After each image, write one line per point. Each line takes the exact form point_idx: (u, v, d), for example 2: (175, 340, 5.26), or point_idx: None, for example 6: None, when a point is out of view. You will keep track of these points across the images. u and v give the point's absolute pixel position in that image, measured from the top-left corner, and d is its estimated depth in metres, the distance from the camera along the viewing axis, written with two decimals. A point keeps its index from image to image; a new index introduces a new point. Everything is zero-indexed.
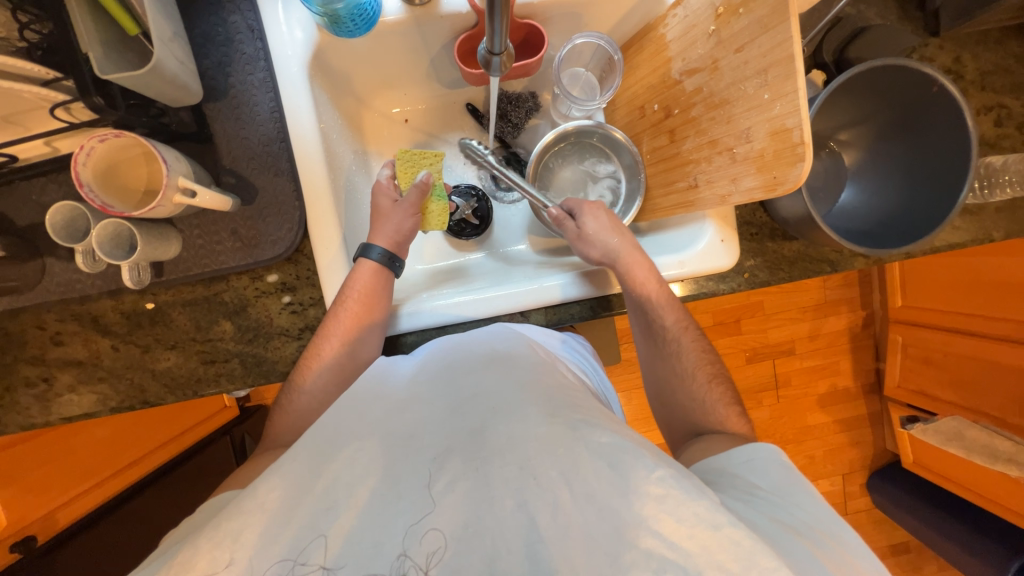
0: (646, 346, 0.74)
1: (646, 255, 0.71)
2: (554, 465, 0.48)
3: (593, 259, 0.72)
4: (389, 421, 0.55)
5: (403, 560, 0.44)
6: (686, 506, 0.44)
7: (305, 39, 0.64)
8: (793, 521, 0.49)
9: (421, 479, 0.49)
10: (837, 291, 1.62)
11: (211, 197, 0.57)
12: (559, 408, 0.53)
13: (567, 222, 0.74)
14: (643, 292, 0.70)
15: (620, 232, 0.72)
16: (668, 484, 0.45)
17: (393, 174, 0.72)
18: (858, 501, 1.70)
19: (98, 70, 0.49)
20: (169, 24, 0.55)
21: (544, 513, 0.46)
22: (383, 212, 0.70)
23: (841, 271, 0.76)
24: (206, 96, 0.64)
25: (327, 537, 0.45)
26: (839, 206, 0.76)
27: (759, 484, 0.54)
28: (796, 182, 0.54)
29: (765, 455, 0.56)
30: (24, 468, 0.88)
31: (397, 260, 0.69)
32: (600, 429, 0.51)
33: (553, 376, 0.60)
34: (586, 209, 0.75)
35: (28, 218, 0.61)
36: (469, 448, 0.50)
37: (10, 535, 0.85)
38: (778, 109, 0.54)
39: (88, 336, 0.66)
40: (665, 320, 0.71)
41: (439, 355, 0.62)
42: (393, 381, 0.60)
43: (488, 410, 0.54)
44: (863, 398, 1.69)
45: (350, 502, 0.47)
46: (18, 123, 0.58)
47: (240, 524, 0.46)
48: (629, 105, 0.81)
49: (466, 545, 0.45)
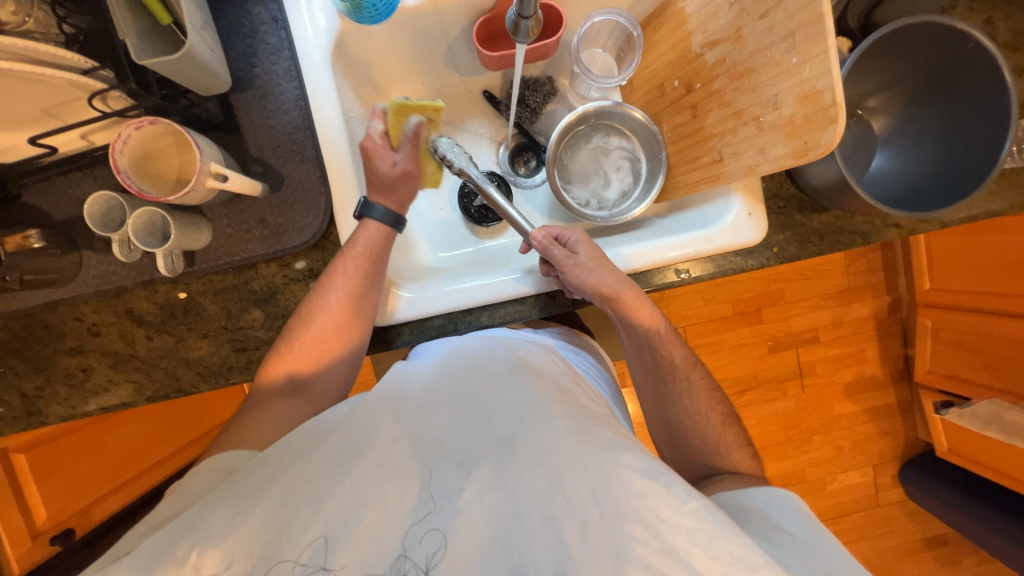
0: (649, 384, 0.74)
1: (639, 292, 0.70)
2: (584, 483, 0.48)
3: (590, 287, 0.66)
4: (420, 420, 0.55)
5: (403, 560, 0.45)
6: (721, 543, 0.45)
7: (328, 28, 0.65)
8: (823, 564, 0.50)
9: (449, 485, 0.49)
10: (861, 276, 1.58)
11: (242, 181, 0.58)
12: (589, 427, 0.53)
13: (555, 248, 0.67)
14: (643, 332, 0.72)
15: (608, 266, 0.68)
16: (701, 518, 0.46)
17: (385, 129, 0.67)
18: (890, 493, 1.65)
19: (134, 55, 0.50)
20: (199, 12, 0.56)
21: (573, 533, 0.46)
22: (391, 179, 0.66)
23: (874, 243, 0.74)
24: (232, 87, 0.65)
25: (345, 536, 0.46)
26: (871, 174, 0.74)
27: (791, 529, 0.54)
28: (829, 145, 0.54)
29: (792, 505, 0.58)
30: (59, 465, 0.89)
31: (403, 220, 0.67)
32: (630, 452, 0.50)
33: (578, 394, 0.61)
34: (578, 239, 0.70)
35: (65, 213, 0.63)
36: (497, 457, 0.50)
37: (50, 528, 0.89)
38: (807, 72, 0.54)
39: (124, 327, 0.67)
40: (672, 356, 0.73)
41: (458, 363, 0.61)
42: (427, 378, 0.60)
43: (516, 420, 0.53)
44: (892, 385, 1.64)
45: (377, 501, 0.48)
46: (56, 117, 0.60)
47: (290, 512, 0.48)
48: (648, 84, 0.80)
49: (491, 556, 0.45)
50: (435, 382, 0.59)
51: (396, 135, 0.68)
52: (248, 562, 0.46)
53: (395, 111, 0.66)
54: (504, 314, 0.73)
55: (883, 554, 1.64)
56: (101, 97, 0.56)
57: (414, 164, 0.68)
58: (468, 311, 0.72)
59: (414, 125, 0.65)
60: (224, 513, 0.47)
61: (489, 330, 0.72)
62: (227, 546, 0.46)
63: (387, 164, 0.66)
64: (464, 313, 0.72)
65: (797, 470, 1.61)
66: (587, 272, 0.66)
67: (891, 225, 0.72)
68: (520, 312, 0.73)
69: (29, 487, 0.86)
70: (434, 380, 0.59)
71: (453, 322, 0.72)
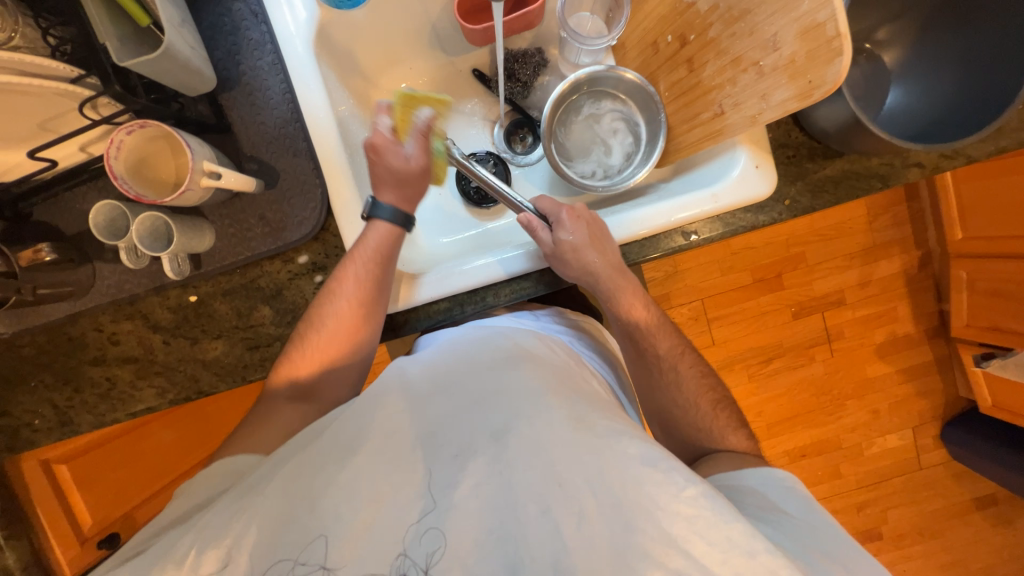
0: (635, 369, 0.73)
1: (626, 275, 0.71)
2: (580, 473, 0.48)
3: (570, 276, 0.68)
4: (421, 410, 0.56)
5: (403, 559, 0.46)
6: (719, 529, 0.44)
7: (308, 18, 0.64)
8: (821, 545, 0.50)
9: (446, 477, 0.50)
10: (887, 232, 1.51)
11: (236, 178, 0.58)
12: (586, 415, 0.53)
13: (540, 232, 0.69)
14: (628, 319, 0.72)
15: (596, 249, 0.68)
16: (701, 504, 0.45)
17: (393, 123, 0.66)
18: (932, 454, 1.59)
19: (115, 58, 0.50)
20: (177, 11, 0.56)
21: (569, 523, 0.46)
22: (403, 177, 0.66)
23: (895, 186, 0.70)
24: (220, 87, 0.65)
25: (344, 535, 0.47)
26: (886, 111, 0.69)
27: (786, 508, 0.54)
28: (836, 81, 0.51)
29: (786, 484, 0.57)
30: (100, 471, 0.95)
31: (412, 219, 0.67)
32: (629, 439, 0.50)
33: (576, 381, 0.61)
34: (564, 216, 0.68)
35: (75, 226, 0.64)
36: (493, 449, 0.51)
37: (96, 533, 0.92)
38: (807, 4, 0.51)
39: (142, 334, 0.69)
40: (658, 348, 0.71)
41: (451, 355, 0.61)
42: (426, 368, 0.61)
43: (509, 411, 0.53)
44: (928, 343, 1.57)
45: (373, 496, 0.49)
46: (54, 132, 0.61)
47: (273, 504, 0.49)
48: (641, 43, 0.77)
49: (489, 550, 0.46)
50: (433, 373, 0.60)
51: (403, 127, 0.66)
52: (247, 564, 0.47)
53: (402, 104, 0.67)
54: (511, 292, 0.72)
55: (929, 518, 1.59)
56: (91, 105, 0.57)
57: (426, 157, 0.67)
58: (473, 292, 0.71)
59: (424, 118, 0.66)
60: (234, 512, 0.49)
61: (492, 317, 0.71)
62: (223, 544, 0.47)
63: (398, 159, 0.65)
64: (469, 295, 0.71)
65: (832, 437, 1.57)
66: (570, 258, 0.66)
67: (912, 164, 0.68)
68: (525, 290, 0.72)
69: (74, 495, 0.89)
70: (428, 372, 0.60)
71: (458, 304, 0.71)
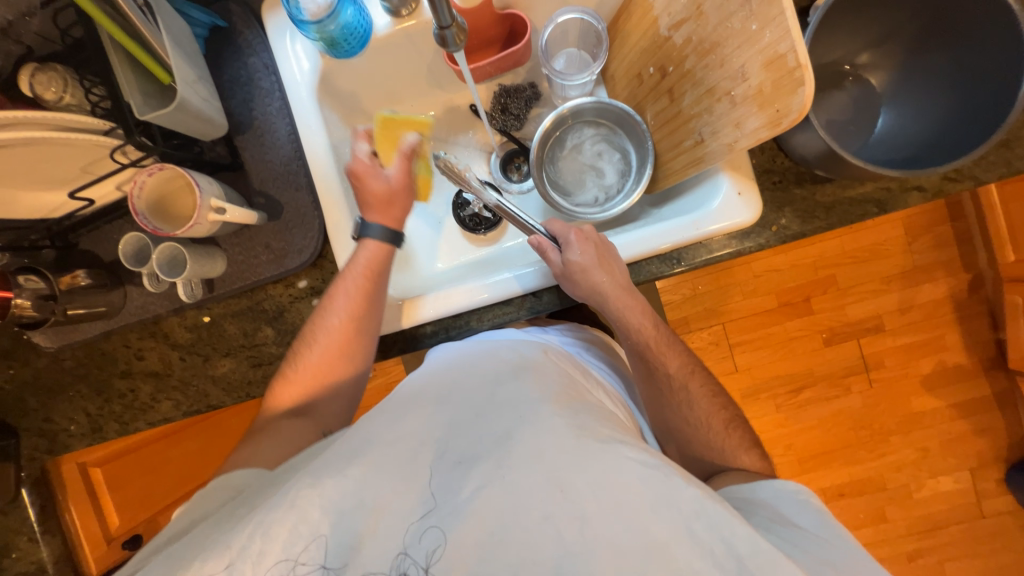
0: (646, 390, 0.71)
1: (636, 295, 0.69)
2: (581, 478, 0.48)
3: (580, 295, 0.68)
4: (425, 419, 0.57)
5: (403, 557, 0.49)
6: (717, 530, 0.45)
7: (311, 68, 0.72)
8: (832, 559, 0.48)
9: (450, 484, 0.52)
10: (928, 254, 1.41)
11: (239, 213, 0.65)
12: (587, 424, 0.54)
13: (550, 253, 0.69)
14: (639, 338, 0.70)
15: (605, 268, 0.68)
16: (703, 503, 0.47)
17: (370, 149, 0.71)
18: (996, 501, 1.42)
19: (137, 112, 0.59)
20: (193, 69, 0.64)
21: (569, 528, 0.47)
22: (382, 195, 0.71)
23: (894, 211, 0.67)
24: (235, 131, 0.73)
25: (347, 543, 0.49)
26: (875, 137, 0.68)
27: (799, 521, 0.52)
28: (801, 109, 0.50)
29: (800, 498, 0.55)
30: (130, 477, 1.06)
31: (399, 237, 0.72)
32: (630, 445, 0.51)
33: (582, 394, 0.61)
34: (573, 238, 0.69)
35: (112, 254, 0.73)
36: (494, 455, 0.51)
37: (122, 534, 1.00)
38: (768, 36, 0.51)
39: (162, 350, 0.76)
40: (668, 366, 0.69)
41: (445, 368, 0.63)
42: (430, 377, 0.62)
43: (513, 418, 0.54)
44: (984, 375, 1.43)
45: (375, 505, 0.51)
46: (94, 174, 0.70)
47: (270, 519, 0.49)
48: (627, 75, 0.79)
49: (487, 555, 0.47)
50: (436, 381, 0.62)
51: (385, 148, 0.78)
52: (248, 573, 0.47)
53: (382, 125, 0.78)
54: (494, 316, 0.73)
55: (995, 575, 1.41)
56: (122, 151, 0.66)
57: (405, 176, 0.73)
58: (457, 316, 0.74)
59: (410, 143, 0.73)
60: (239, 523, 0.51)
61: (479, 334, 0.73)
62: (232, 549, 0.48)
63: (380, 181, 0.70)
64: (454, 319, 0.74)
65: (874, 476, 1.44)
66: (578, 278, 0.66)
67: (911, 188, 0.65)
68: (508, 314, 0.74)
69: (104, 497, 0.98)
70: (436, 381, 0.61)
71: (443, 328, 0.73)
